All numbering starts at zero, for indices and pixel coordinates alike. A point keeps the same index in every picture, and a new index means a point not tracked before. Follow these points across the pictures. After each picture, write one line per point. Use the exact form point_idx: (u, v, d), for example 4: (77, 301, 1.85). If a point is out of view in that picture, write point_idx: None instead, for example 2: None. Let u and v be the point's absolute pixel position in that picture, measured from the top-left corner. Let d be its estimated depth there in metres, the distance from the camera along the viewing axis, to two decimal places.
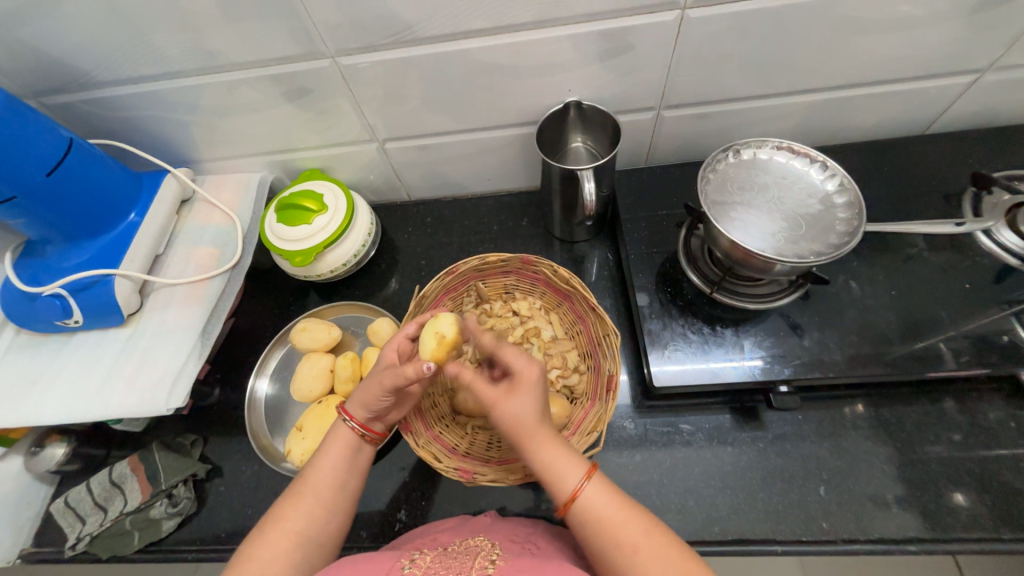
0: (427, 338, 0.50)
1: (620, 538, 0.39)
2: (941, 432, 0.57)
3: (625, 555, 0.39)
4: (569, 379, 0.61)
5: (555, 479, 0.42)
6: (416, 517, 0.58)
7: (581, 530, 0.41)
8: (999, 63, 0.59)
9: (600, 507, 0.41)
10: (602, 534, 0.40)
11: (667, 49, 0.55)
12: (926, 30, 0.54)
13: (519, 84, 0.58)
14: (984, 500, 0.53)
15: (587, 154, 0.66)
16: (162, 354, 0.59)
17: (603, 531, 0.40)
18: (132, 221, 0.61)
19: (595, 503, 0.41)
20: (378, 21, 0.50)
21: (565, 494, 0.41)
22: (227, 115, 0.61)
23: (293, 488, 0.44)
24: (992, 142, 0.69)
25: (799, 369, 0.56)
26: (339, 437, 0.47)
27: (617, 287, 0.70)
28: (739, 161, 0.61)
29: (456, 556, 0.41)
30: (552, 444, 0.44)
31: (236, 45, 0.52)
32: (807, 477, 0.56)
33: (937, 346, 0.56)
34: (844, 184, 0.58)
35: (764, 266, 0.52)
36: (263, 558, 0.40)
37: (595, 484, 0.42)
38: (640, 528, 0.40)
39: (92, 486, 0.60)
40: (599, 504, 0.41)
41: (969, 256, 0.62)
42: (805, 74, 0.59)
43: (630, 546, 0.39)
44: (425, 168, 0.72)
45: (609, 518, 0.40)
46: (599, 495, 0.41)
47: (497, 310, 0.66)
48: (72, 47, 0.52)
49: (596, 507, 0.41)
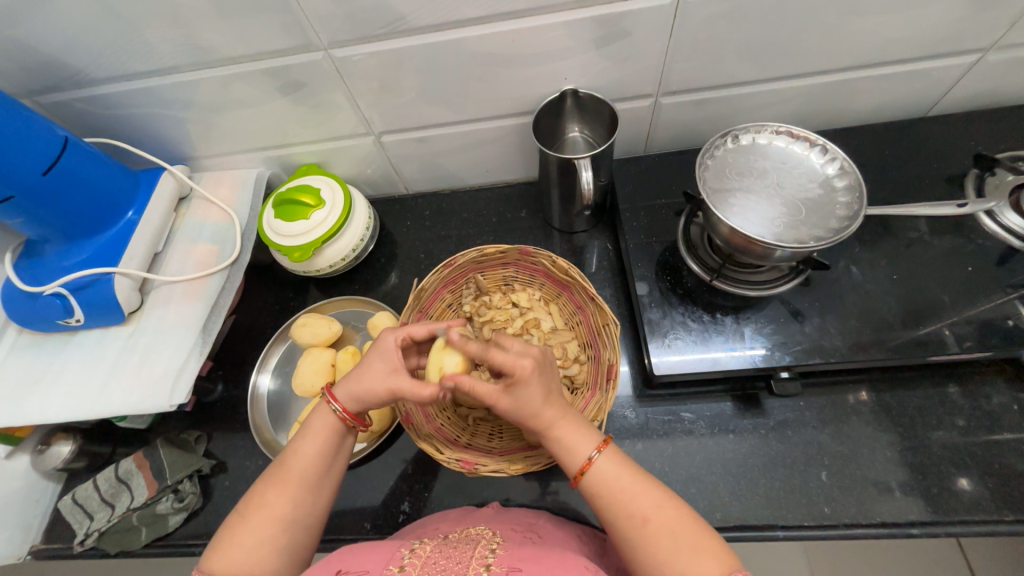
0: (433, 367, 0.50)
1: (630, 507, 0.40)
2: (944, 417, 0.57)
3: (634, 525, 0.39)
4: (569, 370, 0.60)
5: (566, 453, 0.43)
6: (419, 508, 0.58)
7: (594, 499, 0.42)
8: (1002, 42, 0.58)
9: (612, 478, 0.41)
10: (614, 503, 0.40)
11: (664, 34, 0.54)
12: (928, 10, 0.53)
13: (515, 73, 0.58)
14: (987, 483, 0.53)
15: (584, 144, 0.65)
16: (163, 351, 0.59)
17: (614, 500, 0.41)
18: (130, 219, 0.61)
19: (606, 472, 0.42)
20: (370, 12, 0.49)
21: (577, 466, 0.42)
22: (224, 111, 0.61)
23: (276, 473, 0.44)
24: (996, 123, 0.68)
25: (799, 355, 0.56)
26: (322, 422, 0.47)
27: (617, 277, 0.70)
28: (738, 146, 0.61)
29: (457, 545, 0.41)
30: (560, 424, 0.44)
31: (230, 39, 0.51)
32: (809, 462, 0.56)
33: (941, 331, 0.56)
34: (844, 168, 0.57)
35: (764, 252, 0.52)
36: (248, 543, 0.40)
37: (607, 456, 0.43)
38: (651, 499, 0.40)
39: (100, 482, 0.60)
40: (609, 473, 0.42)
41: (973, 239, 0.61)
42: (805, 57, 0.58)
43: (639, 515, 0.39)
44: (422, 160, 0.72)
45: (621, 489, 0.41)
46: (610, 467, 0.42)
47: (497, 302, 0.65)
48: (63, 44, 0.51)
49: (608, 477, 0.41)
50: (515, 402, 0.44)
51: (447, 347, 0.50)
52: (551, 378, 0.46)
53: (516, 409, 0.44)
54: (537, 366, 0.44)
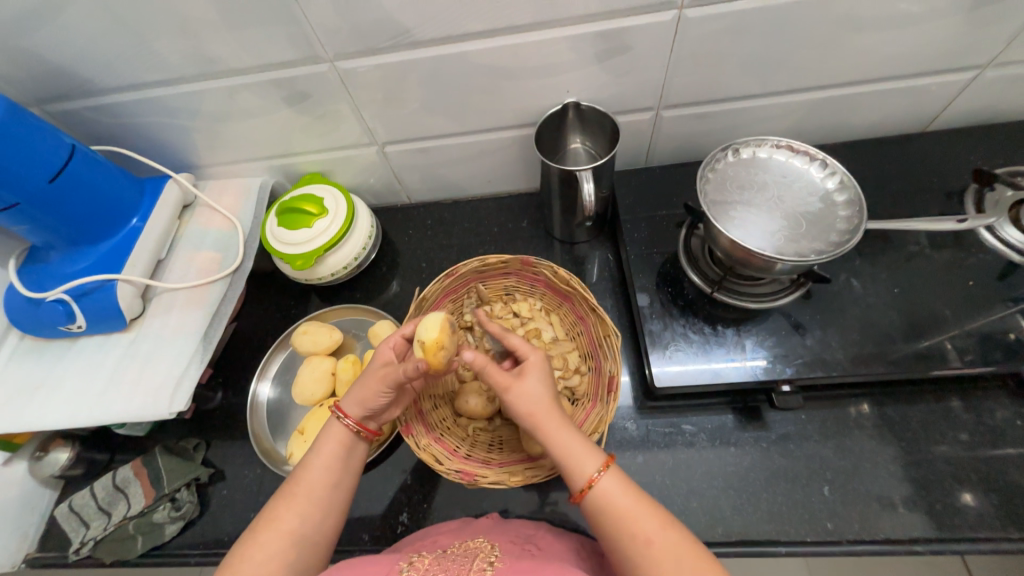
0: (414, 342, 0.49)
1: (632, 527, 0.39)
2: (947, 431, 0.57)
3: (636, 547, 0.38)
4: (570, 381, 0.60)
5: (572, 464, 0.42)
6: (418, 520, 0.58)
7: (597, 519, 0.41)
8: (1000, 59, 0.59)
9: (614, 499, 0.41)
10: (616, 523, 0.40)
11: (665, 49, 0.55)
12: (925, 27, 0.54)
13: (518, 85, 0.58)
14: (991, 499, 0.53)
15: (586, 155, 0.66)
16: (164, 358, 0.59)
17: (615, 522, 0.40)
18: (135, 226, 0.61)
19: (609, 495, 0.41)
20: (376, 26, 0.50)
21: (583, 481, 0.42)
22: (229, 121, 0.62)
23: (287, 488, 0.44)
24: (994, 138, 0.68)
25: (801, 368, 0.56)
26: (331, 434, 0.47)
27: (618, 287, 0.70)
28: (739, 160, 0.61)
29: (456, 558, 0.41)
30: (562, 428, 0.44)
31: (237, 51, 0.52)
32: (811, 477, 0.56)
33: (942, 345, 0.56)
34: (844, 182, 0.58)
35: (765, 265, 0.52)
36: (258, 558, 0.40)
37: (610, 475, 0.42)
38: (651, 521, 0.39)
39: (96, 490, 0.60)
40: (615, 493, 0.41)
41: (973, 253, 0.61)
42: (804, 72, 0.59)
43: (642, 537, 0.39)
44: (424, 170, 0.72)
45: (622, 510, 0.40)
46: (613, 488, 0.41)
47: (498, 313, 0.66)
48: (73, 55, 0.52)
49: (611, 496, 0.41)
50: (527, 396, 0.45)
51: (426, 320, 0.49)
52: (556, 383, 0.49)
53: (527, 402, 0.45)
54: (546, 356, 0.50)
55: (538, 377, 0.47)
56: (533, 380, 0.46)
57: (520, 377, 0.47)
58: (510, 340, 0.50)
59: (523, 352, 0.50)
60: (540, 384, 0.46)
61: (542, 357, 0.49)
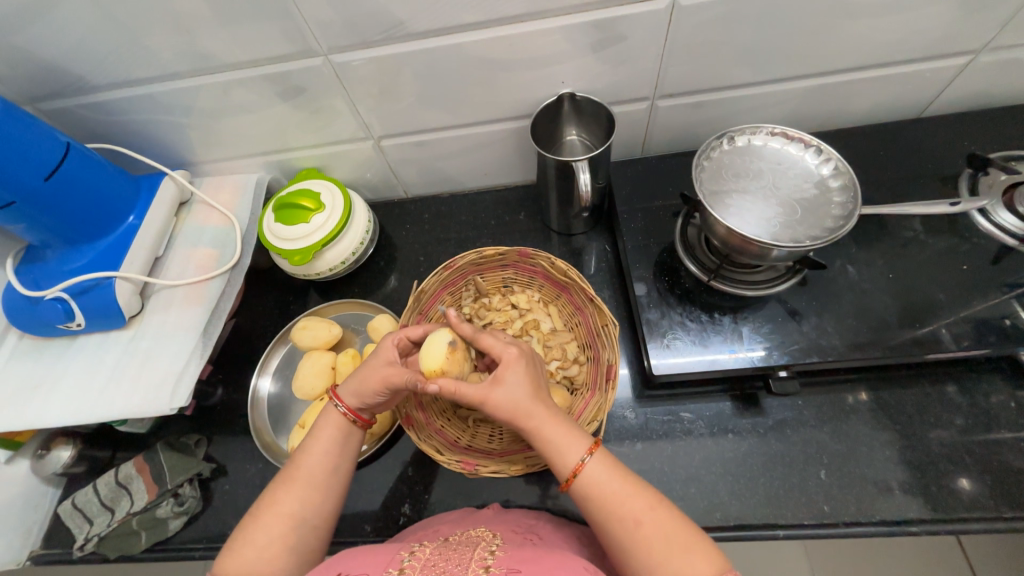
0: (426, 352, 0.48)
1: (621, 510, 0.40)
2: (943, 415, 0.57)
3: (625, 527, 0.39)
4: (569, 370, 0.61)
5: (556, 454, 0.43)
6: (420, 510, 0.58)
7: (586, 505, 0.41)
8: (993, 44, 0.59)
9: (601, 482, 0.41)
10: (604, 507, 0.40)
11: (659, 38, 0.55)
12: (918, 13, 0.54)
13: (513, 77, 0.58)
14: (985, 480, 0.53)
15: (582, 147, 0.66)
16: (164, 354, 0.60)
17: (603, 507, 0.40)
18: (131, 223, 0.61)
19: (596, 477, 0.42)
20: (369, 18, 0.50)
21: (568, 470, 0.42)
22: (224, 117, 0.62)
23: (285, 472, 0.44)
24: (988, 124, 0.69)
25: (797, 354, 0.57)
26: (328, 421, 0.47)
27: (616, 278, 0.70)
28: (734, 148, 0.61)
29: (456, 548, 0.41)
30: (550, 420, 0.44)
31: (230, 46, 0.52)
32: (808, 461, 0.57)
33: (938, 330, 0.56)
34: (839, 168, 0.58)
35: (761, 252, 0.52)
36: (259, 542, 0.40)
37: (598, 459, 0.42)
38: (642, 503, 0.40)
39: (99, 487, 0.60)
40: (600, 478, 0.41)
41: (967, 238, 0.62)
42: (797, 60, 0.59)
43: (630, 519, 0.39)
44: (421, 164, 0.72)
45: (611, 493, 0.41)
46: (599, 471, 0.42)
47: (496, 304, 0.65)
48: (67, 52, 0.52)
49: (599, 480, 0.41)
50: (503, 400, 0.43)
51: (432, 346, 0.48)
52: (539, 373, 0.48)
53: (504, 406, 0.43)
54: (523, 352, 0.47)
55: (513, 376, 0.45)
56: (512, 382, 0.44)
57: (497, 384, 0.44)
58: (484, 341, 0.48)
59: (497, 352, 0.47)
60: (518, 384, 0.44)
61: (516, 353, 0.47)
